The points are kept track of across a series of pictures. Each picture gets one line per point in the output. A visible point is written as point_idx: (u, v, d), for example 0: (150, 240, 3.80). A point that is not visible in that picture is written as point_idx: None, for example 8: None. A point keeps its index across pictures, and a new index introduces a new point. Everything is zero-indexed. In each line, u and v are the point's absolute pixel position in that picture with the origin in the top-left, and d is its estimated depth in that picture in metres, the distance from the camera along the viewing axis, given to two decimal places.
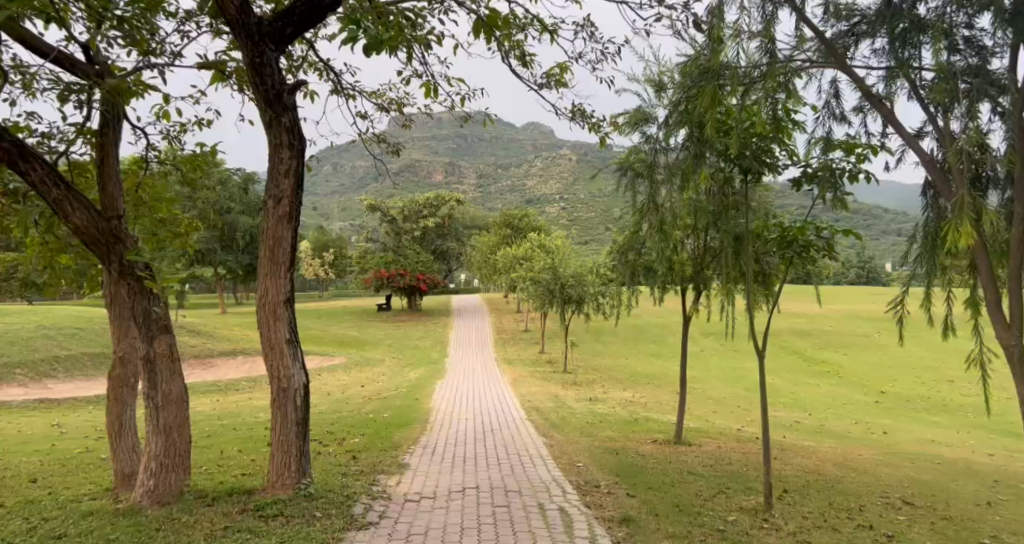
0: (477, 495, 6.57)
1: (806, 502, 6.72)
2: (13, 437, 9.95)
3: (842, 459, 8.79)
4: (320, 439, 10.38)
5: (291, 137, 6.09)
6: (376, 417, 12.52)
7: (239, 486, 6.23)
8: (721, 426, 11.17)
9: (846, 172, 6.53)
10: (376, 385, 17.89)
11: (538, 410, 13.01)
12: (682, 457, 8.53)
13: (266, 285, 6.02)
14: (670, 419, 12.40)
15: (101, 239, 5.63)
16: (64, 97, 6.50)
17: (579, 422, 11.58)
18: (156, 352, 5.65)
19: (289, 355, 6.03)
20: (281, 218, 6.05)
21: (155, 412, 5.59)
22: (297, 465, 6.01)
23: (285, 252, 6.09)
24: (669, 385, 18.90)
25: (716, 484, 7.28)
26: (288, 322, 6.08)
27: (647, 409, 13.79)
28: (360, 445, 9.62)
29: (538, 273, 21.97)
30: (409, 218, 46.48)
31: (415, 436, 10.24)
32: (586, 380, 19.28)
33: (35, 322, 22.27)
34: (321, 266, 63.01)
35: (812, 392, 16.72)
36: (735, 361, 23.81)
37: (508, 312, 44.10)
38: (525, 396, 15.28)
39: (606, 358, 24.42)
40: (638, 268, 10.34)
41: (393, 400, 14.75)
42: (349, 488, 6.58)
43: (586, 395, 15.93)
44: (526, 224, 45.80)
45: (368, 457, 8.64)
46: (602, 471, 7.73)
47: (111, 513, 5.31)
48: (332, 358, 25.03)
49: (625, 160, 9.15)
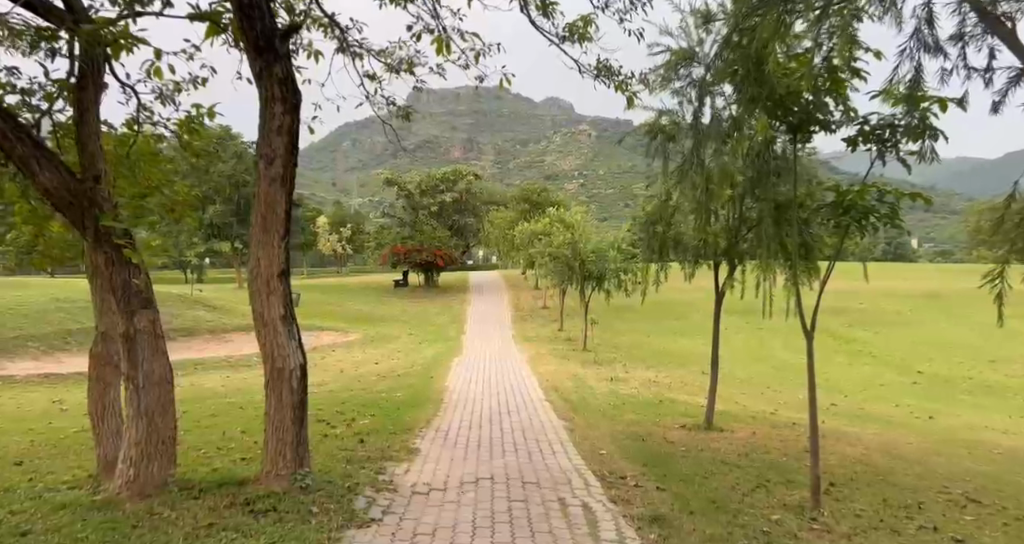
0: (492, 488, 5.99)
1: (856, 497, 6.06)
2: (9, 414, 9.57)
3: (889, 446, 8.11)
4: (328, 420, 9.94)
5: (284, 90, 5.44)
6: (387, 396, 12.02)
7: (232, 475, 5.70)
8: (752, 410, 10.49)
9: (908, 130, 5.76)
10: (390, 362, 17.50)
11: (557, 391, 12.41)
12: (714, 444, 7.88)
13: (259, 255, 5.44)
14: (697, 401, 11.74)
15: (75, 202, 5.06)
16: (39, 48, 5.91)
17: (601, 403, 11.03)
18: (136, 327, 5.10)
19: (284, 332, 5.47)
20: (273, 180, 5.44)
21: (137, 394, 5.05)
22: (294, 454, 5.45)
23: (279, 220, 5.48)
24: (692, 365, 18.23)
25: (754, 476, 6.64)
26: (284, 294, 5.51)
27: (671, 390, 13.19)
28: (368, 427, 9.10)
29: (557, 250, 21.33)
30: (426, 193, 45.98)
31: (426, 418, 9.73)
32: (607, 358, 18.74)
33: (49, 294, 22.14)
34: (339, 242, 62.95)
35: (845, 373, 15.93)
36: (760, 340, 23.03)
37: (525, 289, 43.61)
38: (542, 375, 14.70)
39: (627, 337, 23.85)
40: (667, 241, 9.63)
41: (408, 378, 14.31)
42: (353, 478, 6.02)
43: (606, 375, 15.38)
44: (545, 199, 45.12)
45: (378, 441, 8.13)
46: (628, 460, 7.12)
47: (86, 505, 4.78)
48: (345, 334, 24.66)
49: (656, 121, 8.72)
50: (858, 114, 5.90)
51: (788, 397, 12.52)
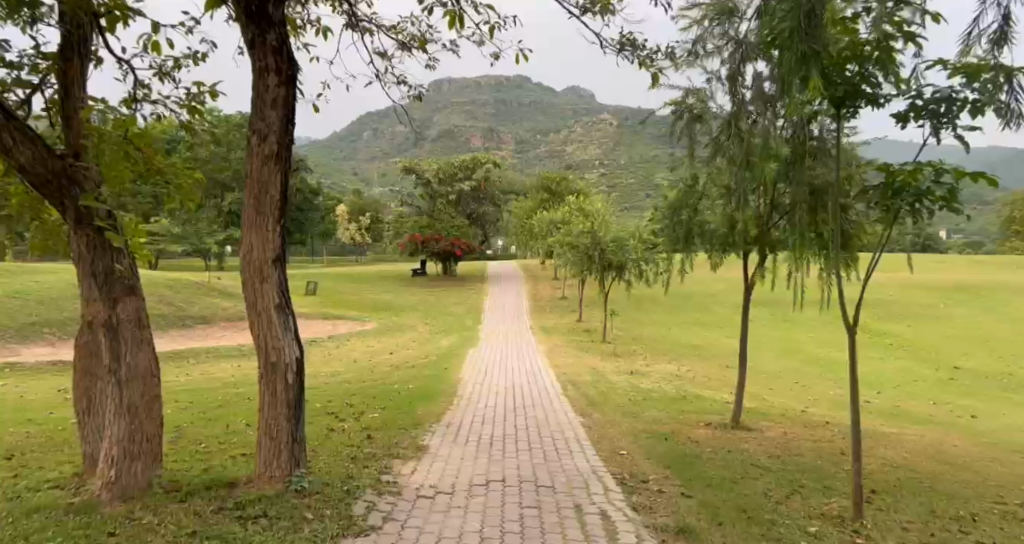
0: (504, 492, 5.57)
1: (903, 508, 5.52)
2: (13, 402, 9.36)
3: (933, 449, 7.54)
4: (337, 413, 9.61)
5: (279, 60, 5.02)
6: (400, 388, 11.65)
7: (225, 475, 5.33)
8: (782, 407, 9.94)
9: (967, 103, 5.15)
10: (405, 352, 17.18)
11: (575, 384, 11.95)
12: (742, 445, 7.36)
13: (251, 240, 5.05)
14: (722, 398, 11.23)
15: (53, 180, 4.69)
16: (20, 16, 5.49)
17: (621, 398, 10.57)
18: (119, 316, 4.74)
19: (279, 323, 5.10)
20: (266, 158, 5.04)
21: (120, 388, 4.69)
22: (288, 454, 5.06)
23: (273, 202, 5.08)
24: (716, 358, 17.66)
25: (787, 482, 6.12)
26: (278, 282, 5.13)
27: (694, 385, 12.69)
28: (377, 422, 8.73)
29: (576, 238, 20.83)
30: (444, 181, 45.60)
31: (438, 412, 9.34)
32: (627, 350, 18.25)
33: (68, 281, 22.17)
34: (358, 231, 62.92)
35: (878, 369, 15.26)
36: (785, 333, 22.37)
37: (544, 279, 43.14)
38: (561, 368, 14.24)
39: (647, 329, 23.30)
40: (693, 231, 8.81)
41: (422, 369, 13.97)
42: (354, 479, 5.63)
43: (626, 368, 14.91)
44: (565, 187, 44.55)
45: (385, 437, 7.75)
46: (650, 462, 6.64)
47: (63, 509, 4.42)
48: (362, 323, 24.42)
49: (682, 100, 8.06)
50: (911, 85, 5.30)
51: (818, 394, 11.94)
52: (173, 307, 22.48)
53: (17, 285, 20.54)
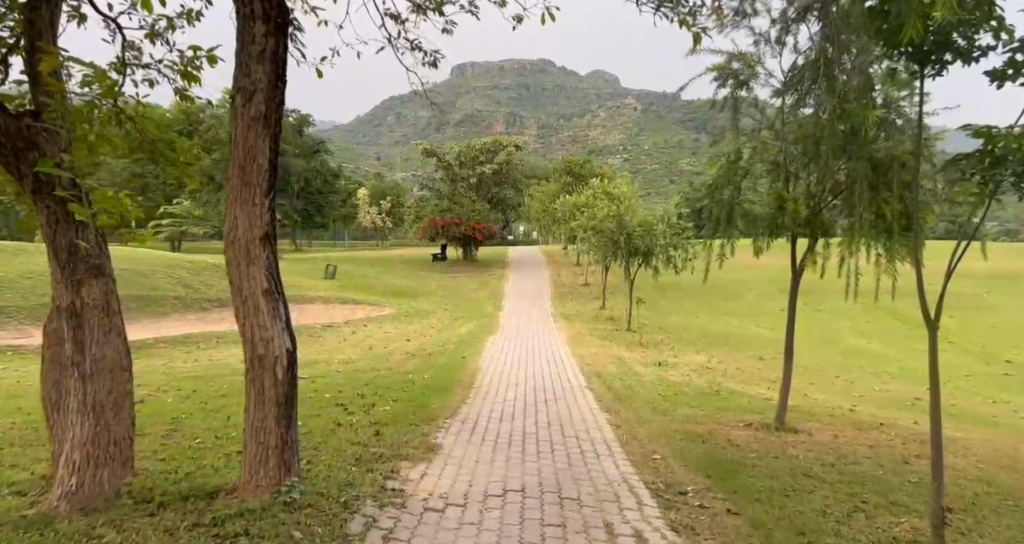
0: (523, 504, 4.93)
1: (989, 532, 4.74)
2: (7, 387, 8.92)
3: (1008, 458, 6.73)
4: (346, 405, 9.03)
5: (267, 5, 4.33)
6: (414, 378, 11.04)
7: (208, 481, 4.71)
8: (829, 406, 9.15)
9: None
10: (422, 339, 16.59)
11: (600, 377, 11.25)
12: (789, 450, 6.61)
13: (236, 216, 4.42)
14: (760, 393, 10.43)
15: (6, 144, 4.05)
16: None
17: (650, 392, 9.87)
18: (83, 301, 4.11)
19: (268, 310, 4.46)
20: (253, 121, 4.38)
21: (83, 383, 4.07)
22: (277, 461, 4.43)
23: (261, 171, 4.43)
24: (748, 349, 16.80)
25: (847, 496, 5.37)
26: (267, 264, 4.49)
27: (727, 379, 11.92)
28: (389, 416, 8.10)
29: (601, 222, 19.93)
30: (465, 164, 44.87)
31: (454, 406, 8.70)
32: (653, 340, 17.48)
33: None
34: (379, 215, 62.54)
35: (926, 366, 14.29)
36: (820, 324, 21.36)
37: (567, 264, 42.32)
38: (585, 358, 13.52)
39: (673, 317, 22.48)
40: (735, 213, 7.89)
41: (438, 357, 13.38)
42: (356, 487, 5.00)
43: (653, 359, 14.16)
44: (588, 171, 43.54)
45: (394, 434, 7.13)
46: (688, 469, 5.95)
47: (14, 524, 3.83)
48: (379, 308, 23.91)
49: (724, 66, 7.25)
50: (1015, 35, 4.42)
51: (863, 391, 11.11)
52: (188, 289, 22.13)
53: (31, 266, 20.31)
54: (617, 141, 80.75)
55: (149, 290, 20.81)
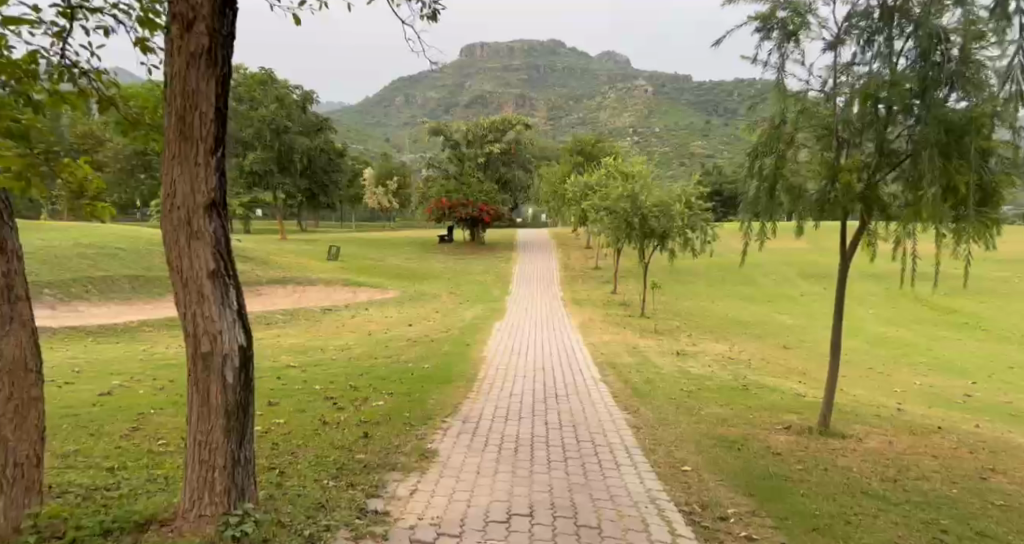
0: (534, 535, 4.02)
1: None
2: None
3: None
4: (336, 398, 8.19)
5: None
6: (414, 368, 10.20)
7: (146, 505, 3.86)
8: (872, 404, 8.24)
9: None
10: (426, 324, 15.78)
11: (617, 368, 10.37)
12: (840, 462, 5.69)
13: (175, 178, 3.52)
14: (792, 388, 9.50)
15: None
16: None
17: (672, 386, 9.00)
18: None
19: (215, 297, 3.57)
20: (192, 58, 3.46)
21: None
22: (225, 484, 3.55)
23: (202, 123, 3.51)
24: (770, 338, 15.83)
25: (923, 524, 4.41)
26: (213, 239, 3.59)
27: (753, 371, 11.02)
28: (382, 414, 7.25)
29: (615, 202, 18.90)
30: (473, 143, 43.89)
31: (453, 402, 7.83)
32: (669, 327, 16.60)
33: (76, 240, 21.15)
34: (385, 196, 61.56)
35: (966, 358, 13.28)
36: (844, 312, 20.31)
37: (577, 247, 41.25)
38: (598, 346, 12.62)
39: (689, 303, 21.59)
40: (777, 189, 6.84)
41: (441, 345, 12.55)
42: (330, 511, 4.14)
43: (671, 348, 13.27)
44: (599, 150, 42.40)
45: (384, 436, 6.26)
46: (726, 486, 5.05)
47: None
48: (383, 290, 23.15)
49: (769, 15, 6.24)
50: None
51: (903, 385, 10.17)
52: None
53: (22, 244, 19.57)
54: (629, 122, 79.05)
55: (144, 270, 20.04)
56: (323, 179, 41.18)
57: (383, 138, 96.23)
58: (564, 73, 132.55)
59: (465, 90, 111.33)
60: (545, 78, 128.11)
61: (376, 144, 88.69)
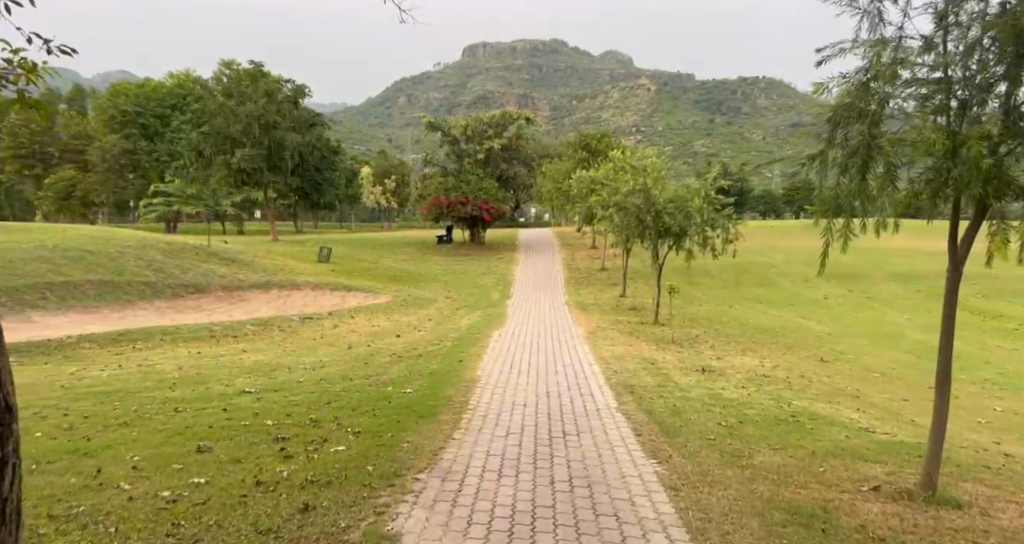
0: None
1: None
2: None
3: None
4: (286, 440, 6.48)
5: None
6: (393, 393, 8.52)
7: None
8: (968, 445, 6.53)
9: None
10: (415, 335, 14.10)
11: (635, 391, 8.68)
12: None
13: None
14: (853, 420, 7.75)
15: None
16: None
17: (706, 419, 7.31)
18: None
19: None
20: None
21: None
22: None
23: None
24: (803, 348, 14.12)
25: None
26: None
27: (797, 393, 9.31)
28: (337, 468, 5.53)
29: (626, 197, 17.16)
30: (472, 139, 42.17)
31: (431, 448, 6.09)
32: (687, 335, 14.90)
33: (39, 240, 19.39)
34: (383, 195, 59.56)
35: None
36: (876, 318, 18.52)
37: (581, 248, 39.41)
38: (610, 362, 10.90)
39: (705, 307, 19.88)
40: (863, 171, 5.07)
41: (429, 360, 10.87)
42: None
43: (694, 362, 11.56)
44: (604, 145, 40.66)
45: (329, 513, 4.54)
46: None
47: None
48: (374, 295, 21.48)
49: None
50: None
51: (986, 412, 8.45)
52: (161, 274, 19.77)
53: None
54: (633, 121, 77.09)
55: (111, 274, 18.34)
56: (316, 177, 39.47)
57: (384, 138, 94.36)
58: (566, 73, 130.92)
59: (466, 90, 109.43)
60: (546, 78, 126.40)
61: (375, 143, 86.71)
